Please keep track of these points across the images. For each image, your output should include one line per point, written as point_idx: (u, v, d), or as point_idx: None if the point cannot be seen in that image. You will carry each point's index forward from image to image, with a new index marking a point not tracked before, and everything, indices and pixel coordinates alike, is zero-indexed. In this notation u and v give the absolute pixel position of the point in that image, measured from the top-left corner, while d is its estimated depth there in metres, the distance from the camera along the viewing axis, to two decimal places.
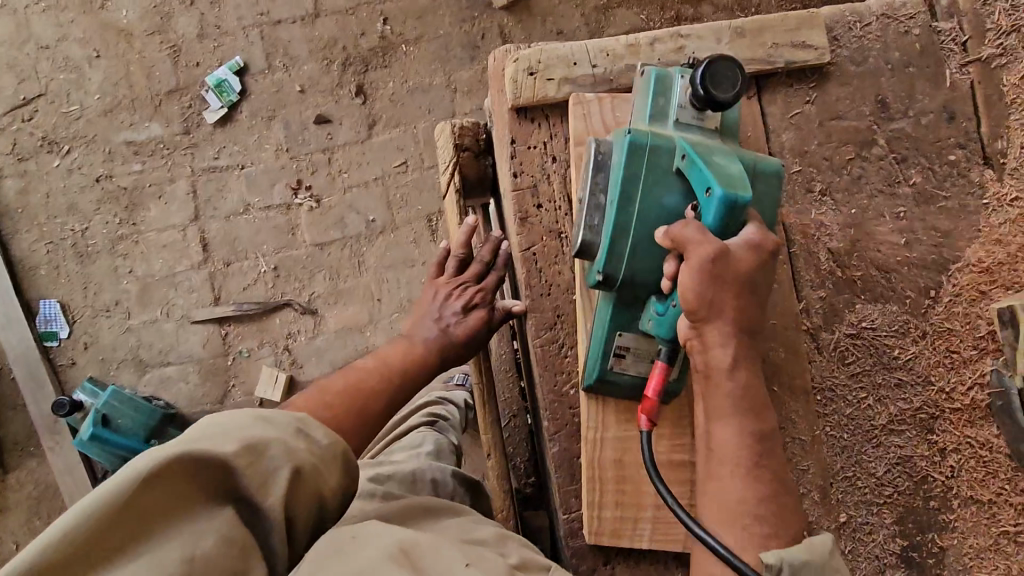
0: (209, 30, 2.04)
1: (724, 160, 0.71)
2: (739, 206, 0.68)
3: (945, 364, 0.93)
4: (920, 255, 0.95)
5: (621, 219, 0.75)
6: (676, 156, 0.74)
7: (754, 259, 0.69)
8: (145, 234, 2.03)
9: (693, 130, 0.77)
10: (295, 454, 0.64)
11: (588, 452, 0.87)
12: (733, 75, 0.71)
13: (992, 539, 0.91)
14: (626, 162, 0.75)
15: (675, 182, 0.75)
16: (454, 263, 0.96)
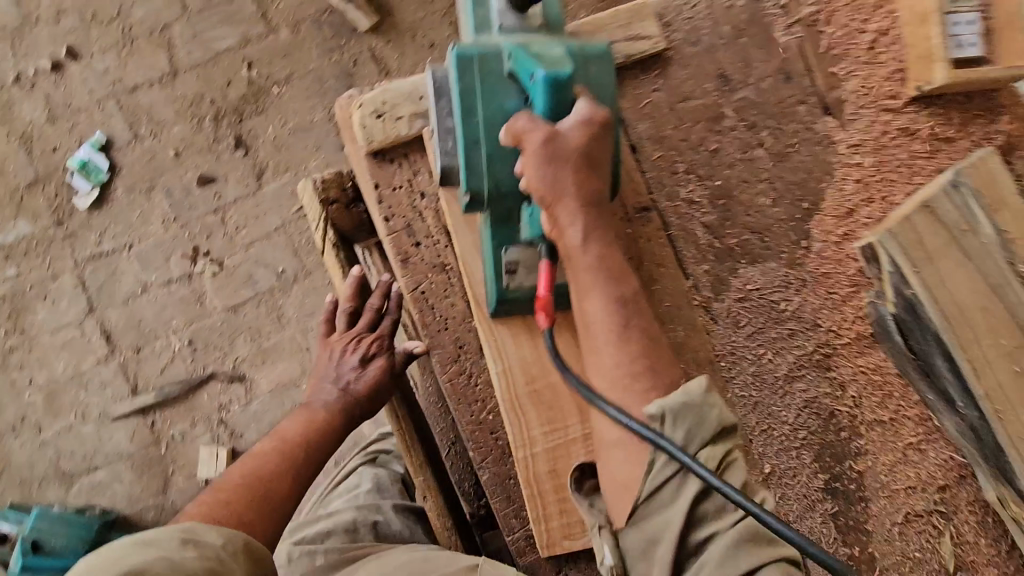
0: (60, 110, 1.91)
1: (543, 46, 0.72)
2: (563, 82, 0.68)
3: (829, 305, 0.99)
4: (786, 210, 1.00)
5: (469, 133, 0.74)
6: (505, 60, 0.73)
7: (588, 135, 0.70)
8: (38, 338, 1.88)
9: (519, 31, 0.78)
10: (183, 566, 0.59)
11: (522, 471, 0.88)
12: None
13: (900, 452, 0.99)
14: (459, 77, 0.74)
15: (511, 87, 0.74)
16: (345, 316, 0.93)
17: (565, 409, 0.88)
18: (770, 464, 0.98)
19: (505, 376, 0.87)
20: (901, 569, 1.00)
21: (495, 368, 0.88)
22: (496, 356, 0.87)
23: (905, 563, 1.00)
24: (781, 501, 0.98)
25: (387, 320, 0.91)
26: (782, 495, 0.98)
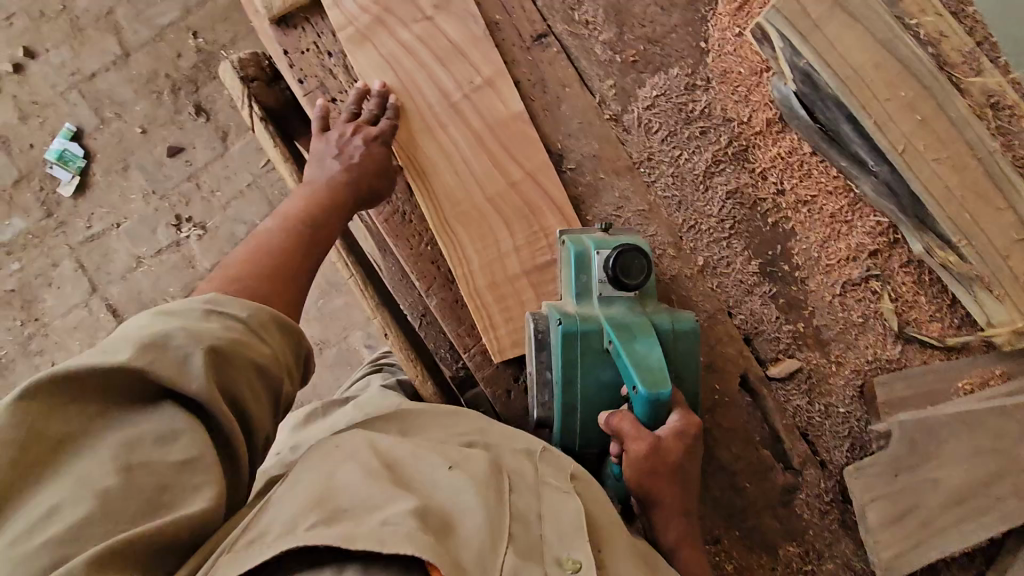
0: (29, 109, 2.01)
1: (647, 346, 0.82)
2: (662, 401, 0.79)
3: (737, 98, 1.03)
4: (680, 16, 1.03)
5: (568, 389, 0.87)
6: (604, 339, 0.86)
7: (682, 445, 0.82)
8: (51, 324, 2.01)
9: (617, 299, 0.88)
10: (204, 335, 0.63)
11: (464, 286, 0.96)
12: (642, 265, 0.84)
13: (829, 227, 1.04)
14: (563, 348, 0.86)
15: (608, 362, 0.87)
16: (345, 118, 0.92)
17: (493, 223, 0.96)
18: (703, 256, 1.03)
19: (432, 202, 0.95)
20: (845, 336, 1.05)
21: (422, 195, 0.95)
22: (421, 185, 0.95)
23: (848, 329, 1.05)
24: (720, 290, 1.03)
25: (386, 122, 0.92)
26: (720, 284, 1.03)
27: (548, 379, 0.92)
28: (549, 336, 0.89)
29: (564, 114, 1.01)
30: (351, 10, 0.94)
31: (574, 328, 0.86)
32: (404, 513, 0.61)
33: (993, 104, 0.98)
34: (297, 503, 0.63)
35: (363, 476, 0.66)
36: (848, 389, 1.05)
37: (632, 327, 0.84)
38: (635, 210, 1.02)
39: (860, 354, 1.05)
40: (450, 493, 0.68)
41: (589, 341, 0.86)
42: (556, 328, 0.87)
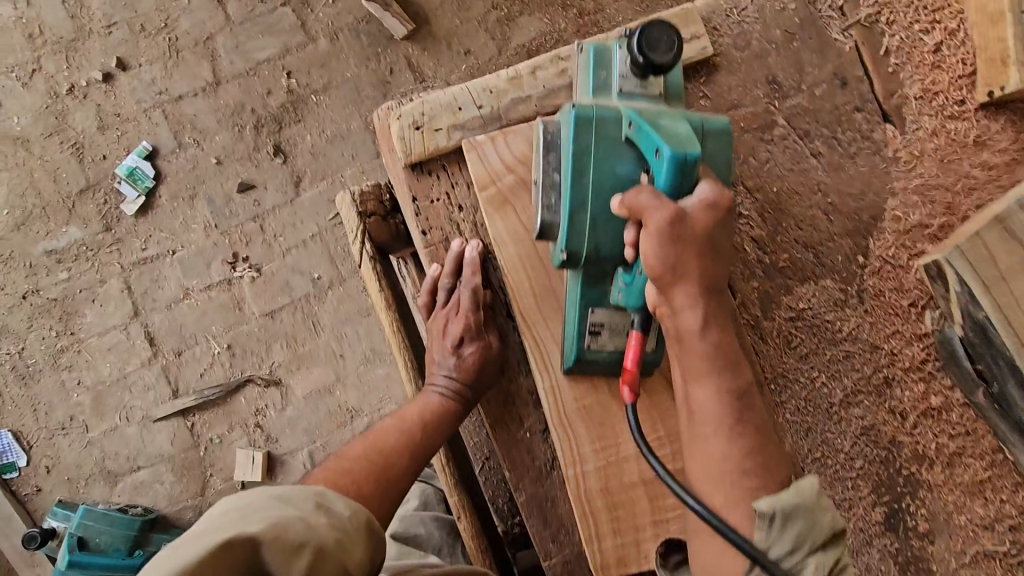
0: (109, 120, 1.97)
1: (672, 122, 0.74)
2: (689, 163, 0.71)
3: (890, 326, 0.93)
4: (841, 224, 0.94)
5: (577, 194, 0.78)
6: (622, 125, 0.77)
7: (712, 217, 0.72)
8: (85, 340, 1.94)
9: (639, 97, 0.82)
10: (315, 530, 0.66)
11: (573, 490, 0.87)
12: (671, 43, 0.75)
13: (971, 488, 0.92)
14: (574, 136, 0.78)
15: (625, 151, 0.78)
16: (443, 294, 0.89)
17: (613, 423, 0.88)
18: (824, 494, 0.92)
19: (552, 392, 0.88)
20: None
21: (541, 381, 0.88)
22: (542, 371, 0.88)
23: None
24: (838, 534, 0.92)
25: (467, 293, 0.85)
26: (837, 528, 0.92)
27: (556, 182, 0.82)
28: (560, 137, 0.81)
29: None
30: (495, 166, 0.86)
31: (589, 114, 0.78)
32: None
33: None
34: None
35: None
36: None
37: (655, 113, 0.77)
38: None
39: None
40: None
41: (606, 128, 0.78)
42: (568, 115, 0.78)
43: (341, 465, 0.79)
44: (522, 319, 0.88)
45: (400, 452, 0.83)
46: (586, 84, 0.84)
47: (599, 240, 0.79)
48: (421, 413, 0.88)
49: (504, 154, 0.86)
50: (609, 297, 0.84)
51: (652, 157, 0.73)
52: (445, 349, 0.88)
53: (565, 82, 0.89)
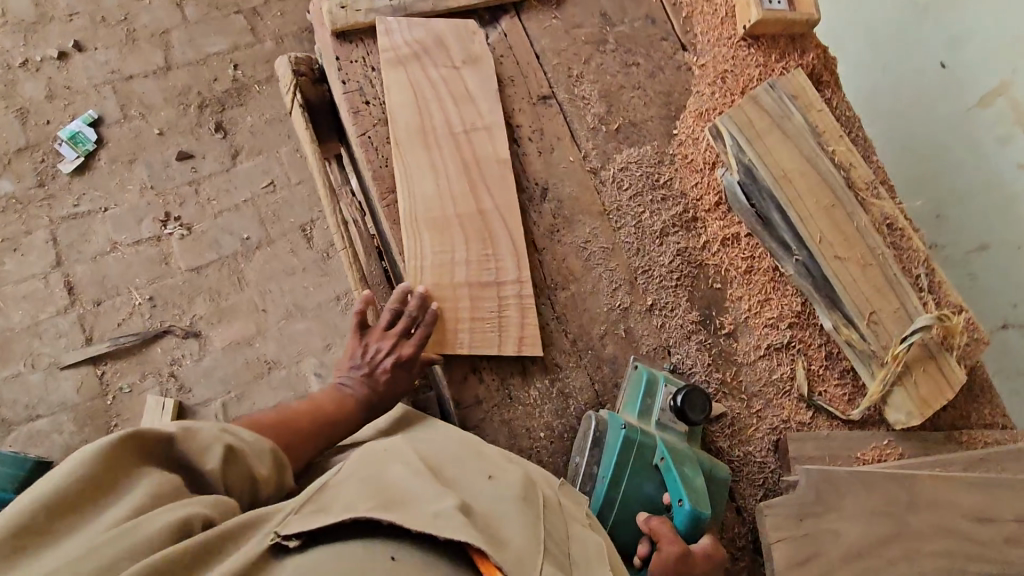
0: (59, 91, 2.14)
1: (693, 474, 0.94)
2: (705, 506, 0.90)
3: (694, 180, 1.26)
4: (656, 110, 1.30)
5: (620, 462, 0.96)
6: (656, 456, 0.97)
7: (711, 562, 0.88)
8: (1, 288, 1.96)
9: (671, 430, 1.02)
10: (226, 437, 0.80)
11: (434, 276, 1.05)
12: (704, 405, 0.99)
13: (761, 296, 1.22)
14: (619, 451, 0.96)
15: (653, 475, 0.96)
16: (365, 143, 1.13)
17: (454, 236, 1.08)
18: (652, 298, 1.18)
19: (410, 200, 1.08)
20: (767, 393, 1.19)
21: (401, 191, 1.08)
22: (415, 176, 1.09)
23: (769, 387, 1.19)
24: (664, 329, 1.17)
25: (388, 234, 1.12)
26: (664, 324, 1.18)
27: (593, 473, 0.98)
28: (605, 437, 0.98)
29: (555, 160, 1.21)
30: (397, 40, 1.15)
31: (635, 435, 0.97)
32: (452, 507, 0.73)
33: (888, 224, 1.24)
34: (352, 493, 0.74)
35: (414, 478, 0.79)
36: (765, 442, 1.17)
37: (684, 458, 0.96)
38: (600, 246, 1.18)
39: (777, 412, 1.18)
40: (487, 500, 0.80)
41: (644, 451, 0.96)
42: (620, 428, 0.97)
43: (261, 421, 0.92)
44: (395, 143, 1.10)
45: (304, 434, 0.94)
46: (634, 402, 1.04)
47: (627, 462, 0.97)
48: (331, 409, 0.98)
49: (404, 34, 1.16)
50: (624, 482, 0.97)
51: (675, 500, 0.93)
52: (365, 160, 1.12)
53: None
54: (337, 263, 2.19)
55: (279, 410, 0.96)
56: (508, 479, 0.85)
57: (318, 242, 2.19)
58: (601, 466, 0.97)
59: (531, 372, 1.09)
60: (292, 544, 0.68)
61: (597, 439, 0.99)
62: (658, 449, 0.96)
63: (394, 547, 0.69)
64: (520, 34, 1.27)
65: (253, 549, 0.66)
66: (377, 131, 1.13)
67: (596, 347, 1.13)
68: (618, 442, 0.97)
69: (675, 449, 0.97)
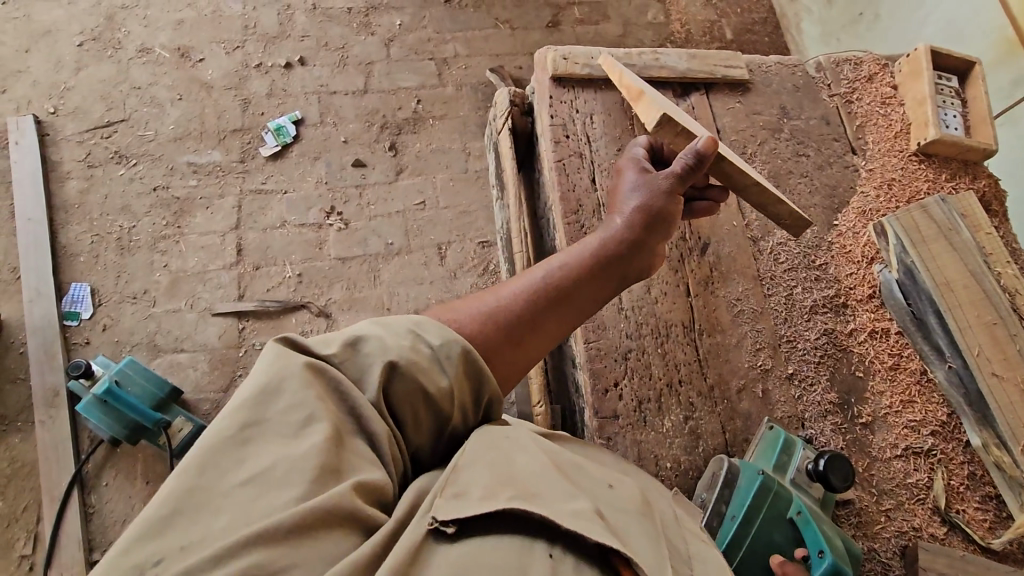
0: (277, 91, 2.56)
1: (831, 534, 0.97)
2: (844, 569, 0.92)
3: (850, 270, 1.32)
4: (819, 199, 1.38)
5: (754, 507, 0.98)
6: (791, 508, 0.99)
7: None
8: (187, 235, 2.28)
9: (804, 491, 1.05)
10: (388, 352, 0.73)
11: None
12: (847, 471, 1.02)
13: (904, 395, 1.23)
14: (754, 494, 0.98)
15: (786, 528, 0.98)
16: (558, 169, 1.29)
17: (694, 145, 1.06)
18: (794, 368, 1.22)
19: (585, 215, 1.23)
20: (897, 495, 1.17)
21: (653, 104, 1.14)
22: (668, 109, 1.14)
23: (902, 489, 1.17)
24: (801, 400, 1.20)
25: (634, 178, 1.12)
26: (802, 396, 1.20)
27: (721, 512, 1.00)
28: (737, 480, 1.01)
29: (720, 221, 1.32)
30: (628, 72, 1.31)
31: (772, 484, 0.99)
32: (590, 512, 0.66)
33: None
34: (482, 477, 0.66)
35: (540, 470, 0.70)
36: (891, 544, 1.14)
37: (820, 517, 0.99)
38: (750, 307, 1.25)
39: (907, 517, 1.15)
40: (614, 508, 0.73)
41: (780, 500, 0.98)
42: (759, 473, 1.00)
43: (448, 310, 0.85)
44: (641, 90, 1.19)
45: (518, 319, 0.87)
46: (769, 456, 1.08)
47: (761, 508, 0.98)
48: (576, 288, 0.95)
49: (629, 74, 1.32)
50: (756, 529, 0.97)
51: (812, 554, 0.95)
52: (555, 182, 1.28)
53: (657, 63, 1.43)
54: (461, 284, 2.36)
55: (522, 293, 0.90)
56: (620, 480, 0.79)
57: (449, 262, 2.39)
58: (731, 506, 0.99)
59: (667, 402, 1.14)
60: (449, 531, 0.61)
61: (728, 480, 1.01)
62: (796, 502, 0.98)
63: (543, 545, 0.62)
64: (706, 110, 1.42)
65: (412, 535, 0.60)
66: (571, 161, 1.30)
67: (732, 398, 1.17)
68: (753, 486, 0.99)
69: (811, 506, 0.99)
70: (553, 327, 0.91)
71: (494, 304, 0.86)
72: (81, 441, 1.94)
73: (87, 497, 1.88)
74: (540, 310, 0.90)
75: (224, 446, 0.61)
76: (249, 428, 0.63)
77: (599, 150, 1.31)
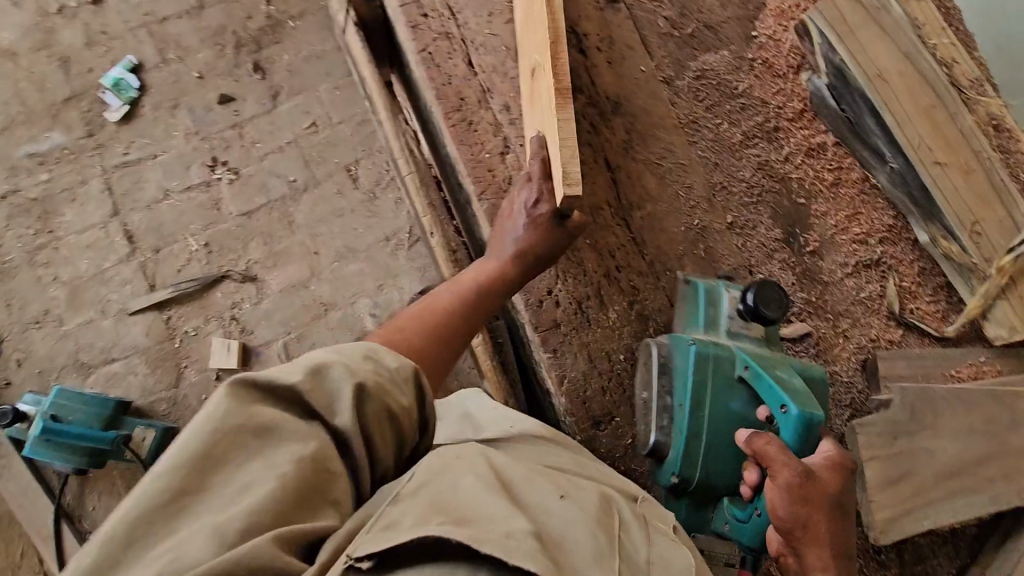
0: (96, 37, 2.11)
1: (782, 375, 0.91)
2: (809, 419, 0.86)
3: (776, 86, 1.16)
4: (731, 9, 1.19)
5: (697, 388, 0.93)
6: (737, 366, 0.94)
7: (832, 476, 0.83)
8: (64, 239, 2.01)
9: (744, 337, 0.98)
10: (357, 374, 0.70)
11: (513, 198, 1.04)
12: (780, 299, 0.94)
13: (849, 210, 1.15)
14: (694, 372, 0.94)
15: (738, 390, 0.94)
16: (423, 62, 1.06)
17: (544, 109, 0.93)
18: (733, 216, 1.12)
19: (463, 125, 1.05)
20: (853, 313, 1.14)
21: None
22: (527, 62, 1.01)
23: (856, 307, 1.14)
24: (745, 247, 1.12)
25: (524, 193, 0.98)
26: (745, 242, 1.12)
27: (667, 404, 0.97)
28: (673, 363, 0.97)
29: (625, 70, 1.13)
30: None
31: (707, 351, 0.94)
32: (527, 534, 0.56)
33: (994, 125, 1.14)
34: (417, 507, 0.59)
35: (483, 490, 0.61)
36: (852, 362, 1.13)
37: (767, 360, 0.93)
38: (675, 161, 1.12)
39: (865, 332, 1.14)
40: (564, 524, 0.61)
41: (719, 364, 0.94)
42: (689, 346, 0.95)
43: (390, 328, 0.88)
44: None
45: (456, 321, 0.92)
46: (699, 317, 1.00)
47: (706, 383, 0.93)
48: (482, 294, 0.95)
49: None
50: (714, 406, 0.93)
51: (771, 408, 0.89)
52: (426, 79, 1.06)
53: None
54: (384, 204, 2.16)
55: (438, 302, 0.93)
56: (580, 490, 0.69)
57: (365, 183, 2.16)
58: (675, 394, 0.95)
59: (607, 296, 1.06)
60: (365, 566, 0.55)
61: (665, 366, 0.98)
62: (738, 358, 0.93)
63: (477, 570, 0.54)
64: None
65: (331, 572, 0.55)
66: (438, 46, 1.07)
67: (674, 268, 1.08)
68: (689, 363, 0.94)
69: (755, 354, 0.94)
70: (468, 321, 0.93)
71: (400, 327, 0.88)
72: (49, 477, 1.88)
73: (80, 526, 1.86)
74: (459, 323, 0.92)
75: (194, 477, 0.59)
76: (166, 487, 0.57)
77: (467, 23, 1.08)
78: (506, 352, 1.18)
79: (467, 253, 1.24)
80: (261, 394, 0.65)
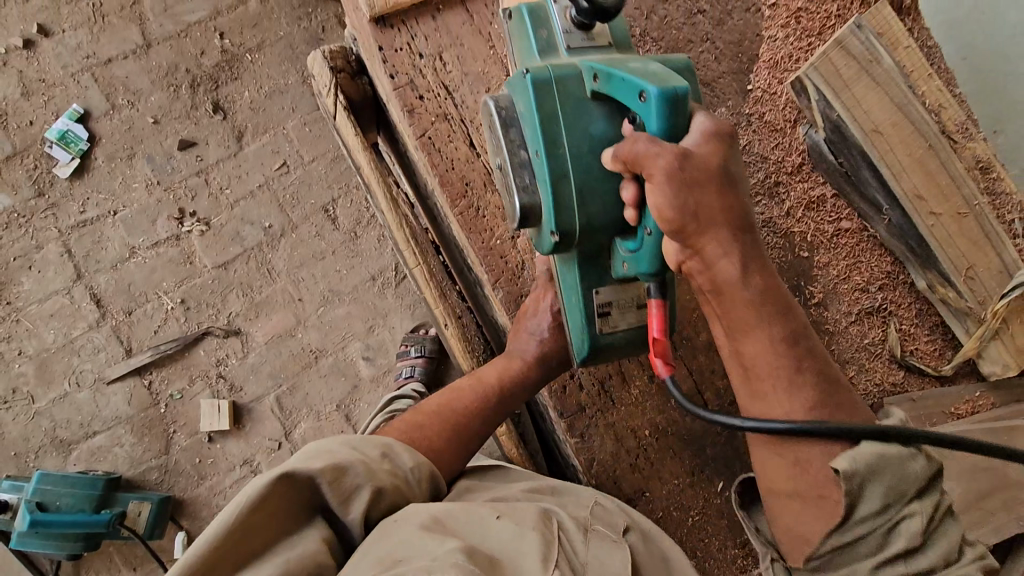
0: (34, 86, 1.95)
1: (636, 67, 0.71)
2: (679, 97, 0.65)
3: (774, 141, 1.18)
4: (726, 65, 1.19)
5: (558, 165, 0.74)
6: (586, 79, 0.75)
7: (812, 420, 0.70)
8: (25, 309, 1.90)
9: (589, 51, 0.80)
10: (377, 474, 0.77)
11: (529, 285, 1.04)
12: None
13: (851, 260, 1.18)
14: (537, 100, 0.74)
15: (594, 108, 0.75)
16: (423, 148, 1.05)
17: None
18: None
19: (466, 213, 1.04)
20: (860, 359, 1.18)
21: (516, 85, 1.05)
22: None
23: (861, 353, 1.18)
24: None
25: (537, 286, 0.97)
26: None
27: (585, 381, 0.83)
28: (517, 109, 0.79)
29: None
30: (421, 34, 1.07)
31: (547, 75, 0.74)
32: (455, 549, 0.66)
33: (980, 167, 1.18)
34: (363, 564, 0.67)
35: (419, 532, 0.69)
36: None
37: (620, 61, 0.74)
38: None
39: (870, 377, 1.18)
40: (501, 543, 0.72)
41: (566, 86, 0.74)
42: (524, 77, 0.75)
43: (411, 423, 0.92)
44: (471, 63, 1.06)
45: (473, 415, 0.94)
46: (530, 46, 0.81)
47: (561, 135, 0.75)
48: (499, 387, 0.96)
49: (426, 34, 1.07)
50: (566, 127, 0.75)
51: (634, 102, 0.68)
52: (427, 164, 1.05)
53: None
54: (366, 242, 2.04)
55: (448, 395, 0.96)
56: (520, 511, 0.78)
57: (344, 222, 2.05)
58: (529, 142, 0.77)
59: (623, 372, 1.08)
60: None
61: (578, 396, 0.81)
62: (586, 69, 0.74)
63: None
64: None
65: None
66: (437, 129, 1.06)
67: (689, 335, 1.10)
68: (534, 104, 0.74)
69: (601, 61, 0.75)
70: (485, 419, 0.95)
71: (416, 430, 0.90)
72: (39, 562, 1.81)
73: None
74: (480, 423, 0.94)
75: (213, 568, 0.63)
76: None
77: (466, 101, 1.06)
78: (525, 424, 1.25)
79: (473, 315, 1.23)
80: (287, 483, 0.71)
